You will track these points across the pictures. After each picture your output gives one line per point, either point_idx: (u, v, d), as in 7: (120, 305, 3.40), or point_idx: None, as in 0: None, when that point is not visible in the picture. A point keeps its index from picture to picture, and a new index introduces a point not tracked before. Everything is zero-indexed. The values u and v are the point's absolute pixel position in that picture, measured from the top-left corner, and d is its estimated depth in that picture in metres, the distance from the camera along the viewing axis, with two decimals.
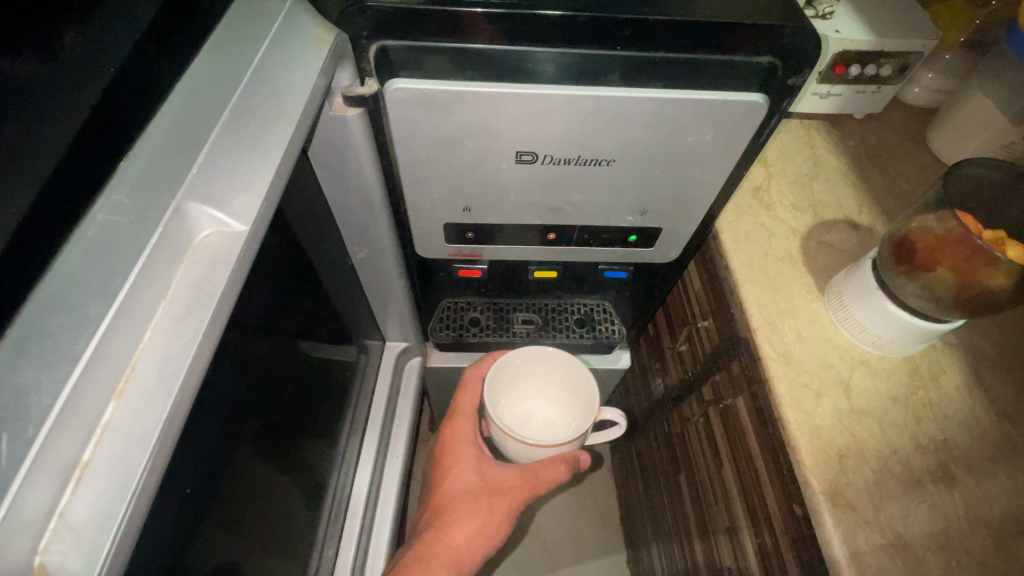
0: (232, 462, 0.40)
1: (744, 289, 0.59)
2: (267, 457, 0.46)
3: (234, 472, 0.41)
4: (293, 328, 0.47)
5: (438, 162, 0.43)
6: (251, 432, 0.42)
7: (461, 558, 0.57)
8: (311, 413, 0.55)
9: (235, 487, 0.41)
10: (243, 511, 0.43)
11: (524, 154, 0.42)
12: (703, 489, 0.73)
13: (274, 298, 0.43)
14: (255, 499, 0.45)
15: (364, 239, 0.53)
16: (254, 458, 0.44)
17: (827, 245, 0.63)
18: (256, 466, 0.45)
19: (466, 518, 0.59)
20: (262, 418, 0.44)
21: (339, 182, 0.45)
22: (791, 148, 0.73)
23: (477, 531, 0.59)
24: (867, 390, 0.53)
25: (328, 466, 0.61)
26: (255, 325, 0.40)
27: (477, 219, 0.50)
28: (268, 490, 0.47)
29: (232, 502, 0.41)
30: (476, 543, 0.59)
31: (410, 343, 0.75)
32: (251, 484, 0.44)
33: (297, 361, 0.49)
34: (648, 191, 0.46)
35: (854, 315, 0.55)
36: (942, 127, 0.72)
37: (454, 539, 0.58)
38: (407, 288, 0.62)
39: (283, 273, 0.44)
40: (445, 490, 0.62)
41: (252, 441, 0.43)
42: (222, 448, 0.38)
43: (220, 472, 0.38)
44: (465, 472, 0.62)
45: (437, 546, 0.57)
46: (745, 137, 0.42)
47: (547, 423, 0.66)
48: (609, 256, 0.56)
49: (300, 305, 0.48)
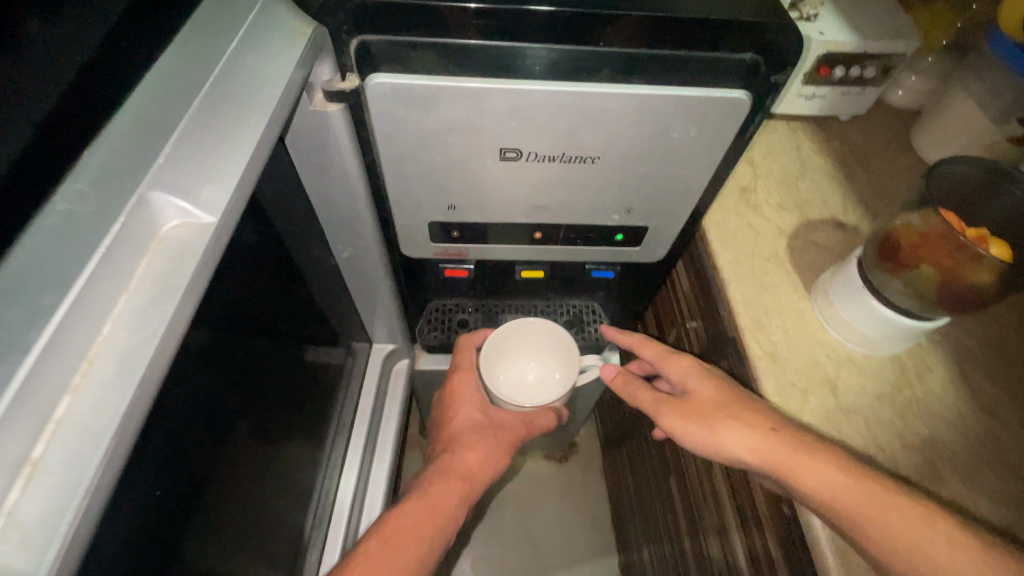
0: (180, 427, 0.35)
1: (731, 288, 0.59)
2: (227, 429, 0.41)
3: (180, 441, 0.35)
4: (259, 285, 0.42)
5: (421, 158, 0.42)
6: (200, 395, 0.36)
7: (471, 485, 0.57)
8: (286, 386, 0.51)
9: (184, 459, 0.35)
10: (193, 488, 0.37)
11: (508, 150, 0.41)
12: (694, 492, 0.75)
13: (235, 253, 0.38)
14: (211, 473, 0.40)
15: (348, 237, 0.52)
16: (210, 426, 0.38)
17: (813, 245, 0.63)
18: (214, 438, 0.39)
19: (475, 438, 0.60)
20: (219, 381, 0.38)
21: (320, 179, 0.45)
22: (778, 149, 0.73)
23: (488, 451, 0.59)
24: (853, 388, 0.53)
25: (311, 471, 0.60)
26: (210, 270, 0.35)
27: (462, 218, 0.49)
28: (229, 468, 0.42)
29: (179, 475, 0.35)
30: (487, 466, 0.59)
31: (398, 345, 0.74)
32: (207, 456, 0.39)
33: (263, 325, 0.44)
34: (634, 187, 0.46)
35: (839, 314, 0.55)
36: (926, 129, 0.73)
37: (466, 461, 0.58)
38: (394, 289, 0.61)
39: (268, 276, 0.44)
40: (454, 429, 0.61)
41: (206, 408, 0.37)
42: (162, 408, 0.32)
43: (163, 435, 0.33)
44: (464, 409, 0.62)
45: (445, 483, 0.56)
46: (731, 133, 0.42)
47: (539, 375, 0.62)
48: (596, 255, 0.55)
49: (286, 308, 0.48)
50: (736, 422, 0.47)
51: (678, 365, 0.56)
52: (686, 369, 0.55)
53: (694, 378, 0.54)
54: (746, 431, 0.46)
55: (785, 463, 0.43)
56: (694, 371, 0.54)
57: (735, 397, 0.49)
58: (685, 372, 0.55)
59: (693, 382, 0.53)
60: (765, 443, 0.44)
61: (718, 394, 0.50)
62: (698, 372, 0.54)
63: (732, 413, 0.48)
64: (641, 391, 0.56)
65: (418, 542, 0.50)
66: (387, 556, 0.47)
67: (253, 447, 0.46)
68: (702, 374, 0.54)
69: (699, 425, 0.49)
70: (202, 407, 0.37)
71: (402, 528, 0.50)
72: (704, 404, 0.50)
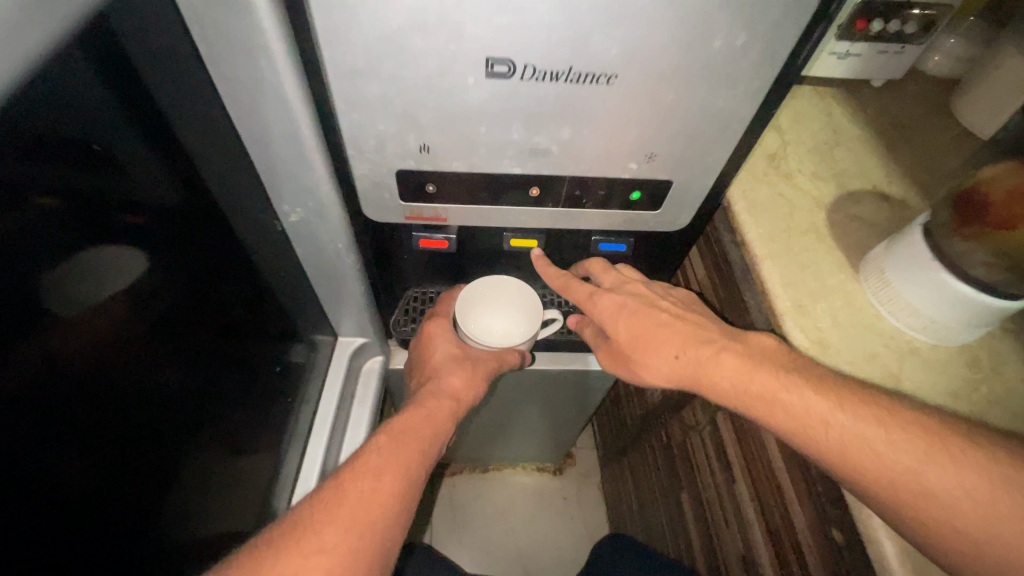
0: (149, 365, 0.35)
1: (765, 268, 0.49)
2: (196, 387, 0.41)
3: (149, 383, 0.35)
4: (230, 261, 0.43)
5: (385, 77, 0.32)
6: (168, 341, 0.37)
7: (460, 405, 0.53)
8: (260, 360, 0.51)
9: (153, 399, 0.35)
10: (159, 436, 0.36)
11: (496, 62, 0.31)
12: (713, 514, 0.66)
13: (201, 220, 0.39)
14: (179, 426, 0.39)
15: (297, 195, 0.41)
16: (176, 379, 0.38)
17: (856, 218, 0.54)
18: (183, 389, 0.39)
19: (459, 363, 0.54)
20: (183, 334, 0.38)
21: (249, 108, 0.34)
22: (807, 115, 0.63)
23: (472, 376, 0.54)
24: (918, 385, 0.44)
25: (243, 488, 0.49)
26: (170, 228, 0.35)
27: (438, 166, 0.39)
28: (196, 434, 0.42)
29: (149, 415, 0.35)
30: (472, 389, 0.54)
31: (369, 339, 0.62)
32: (175, 408, 0.38)
33: (233, 294, 0.45)
34: (660, 125, 0.36)
35: (899, 295, 0.45)
36: (971, 96, 0.65)
37: (453, 385, 0.53)
38: (361, 270, 0.51)
39: (186, 221, 0.37)
40: (436, 364, 0.55)
41: (168, 358, 0.37)
42: (122, 327, 0.32)
43: (133, 365, 0.33)
44: (443, 342, 0.55)
45: (434, 401, 0.52)
46: (789, 48, 0.32)
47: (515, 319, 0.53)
48: (606, 222, 0.46)
49: (215, 269, 0.41)
50: (661, 352, 0.48)
51: (613, 304, 0.50)
52: (624, 304, 0.50)
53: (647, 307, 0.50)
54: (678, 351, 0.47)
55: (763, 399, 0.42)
56: (627, 303, 0.50)
57: (659, 324, 0.49)
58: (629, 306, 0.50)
59: (629, 320, 0.50)
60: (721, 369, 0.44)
61: (647, 325, 0.49)
62: (630, 305, 0.50)
63: (657, 341, 0.48)
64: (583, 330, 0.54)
65: (419, 440, 0.48)
66: (394, 453, 0.46)
67: (217, 415, 0.45)
68: (634, 305, 0.50)
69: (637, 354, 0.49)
70: (168, 355, 0.37)
71: (402, 429, 0.48)
72: (635, 341, 0.49)
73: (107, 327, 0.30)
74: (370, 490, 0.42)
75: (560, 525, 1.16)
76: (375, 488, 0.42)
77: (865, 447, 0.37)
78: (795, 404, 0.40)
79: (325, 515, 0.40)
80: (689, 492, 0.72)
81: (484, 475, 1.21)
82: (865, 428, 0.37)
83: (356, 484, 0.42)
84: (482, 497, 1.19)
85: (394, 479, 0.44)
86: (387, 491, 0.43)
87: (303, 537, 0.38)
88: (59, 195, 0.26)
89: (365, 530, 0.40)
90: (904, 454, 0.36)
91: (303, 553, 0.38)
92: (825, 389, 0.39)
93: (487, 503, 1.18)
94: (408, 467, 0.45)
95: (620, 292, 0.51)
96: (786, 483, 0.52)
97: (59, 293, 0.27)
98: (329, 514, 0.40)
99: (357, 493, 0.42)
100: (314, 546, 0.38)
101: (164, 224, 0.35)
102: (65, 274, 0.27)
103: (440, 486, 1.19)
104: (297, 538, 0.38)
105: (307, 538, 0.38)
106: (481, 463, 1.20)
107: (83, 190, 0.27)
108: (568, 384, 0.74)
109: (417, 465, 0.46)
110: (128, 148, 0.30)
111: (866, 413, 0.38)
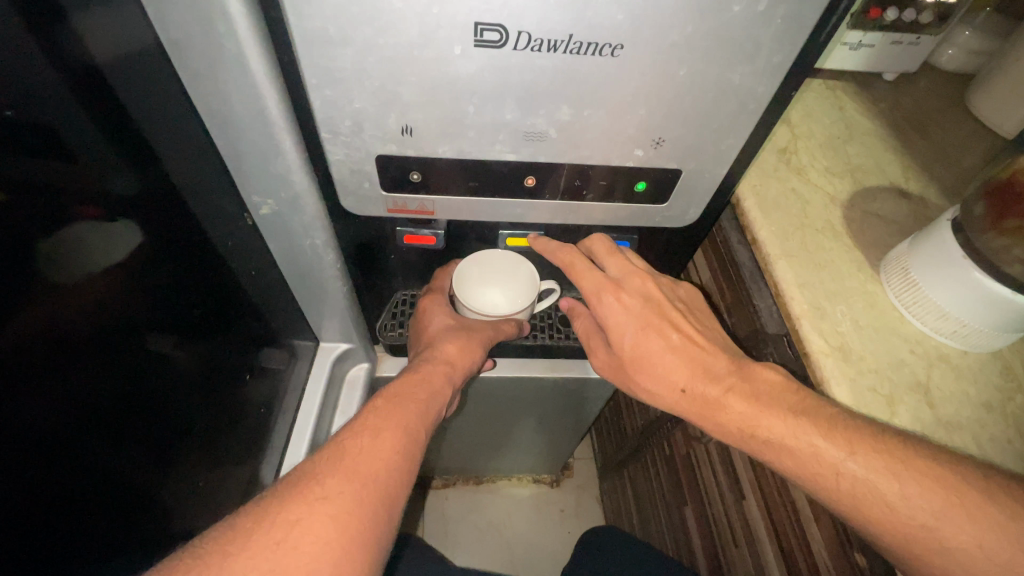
0: (77, 382, 0.29)
1: (779, 268, 0.46)
2: (142, 406, 0.35)
3: (75, 404, 0.29)
4: (191, 261, 0.39)
5: (367, 46, 0.29)
6: (107, 353, 0.31)
7: (455, 370, 0.51)
8: (227, 371, 0.46)
9: (78, 424, 0.30)
10: (86, 468, 0.30)
11: (487, 28, 0.28)
12: (720, 531, 0.62)
13: (152, 212, 0.34)
14: (118, 451, 0.33)
15: (268, 184, 0.37)
16: (115, 398, 0.32)
17: (874, 215, 0.50)
18: (124, 408, 0.33)
19: (453, 332, 0.52)
20: (128, 343, 0.33)
21: (210, 82, 0.30)
22: (817, 108, 0.60)
23: (467, 342, 0.52)
24: (949, 394, 0.41)
25: (217, 491, 0.46)
26: (114, 212, 0.31)
27: (425, 150, 0.36)
28: (145, 461, 0.36)
29: (71, 443, 0.29)
30: (468, 355, 0.52)
31: (354, 345, 0.58)
32: (112, 432, 0.32)
33: (194, 297, 0.40)
34: (669, 106, 0.33)
35: (925, 296, 0.42)
36: (987, 90, 0.62)
37: (447, 352, 0.51)
38: (343, 270, 0.47)
39: (159, 198, 0.35)
40: (431, 334, 0.52)
41: (106, 373, 0.31)
42: (91, 279, 0.30)
43: (58, 374, 0.28)
44: (437, 314, 0.52)
45: (427, 365, 0.50)
46: (812, 20, 0.29)
47: (512, 301, 0.50)
48: (608, 215, 0.42)
49: (193, 253, 0.39)
50: (665, 381, 0.46)
51: (621, 308, 0.47)
52: (633, 316, 0.46)
53: (659, 319, 0.46)
54: (687, 373, 0.45)
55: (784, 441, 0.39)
56: (637, 312, 0.46)
57: (668, 349, 0.46)
58: (634, 316, 0.46)
59: (636, 334, 0.46)
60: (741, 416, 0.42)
61: (653, 349, 0.46)
62: (639, 319, 0.46)
63: (660, 367, 0.46)
64: (581, 324, 0.52)
65: (417, 403, 0.46)
66: (392, 414, 0.44)
67: (196, 402, 0.42)
68: (641, 318, 0.46)
69: (642, 368, 0.47)
70: (104, 370, 0.31)
71: (400, 392, 0.47)
72: (639, 362, 0.47)
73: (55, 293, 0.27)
74: (370, 445, 0.40)
75: (556, 540, 1.11)
76: (376, 442, 0.41)
77: (880, 503, 0.36)
78: (808, 463, 0.38)
79: (328, 466, 0.38)
80: (694, 506, 0.68)
81: (478, 488, 1.17)
82: (877, 479, 0.36)
83: (356, 441, 0.41)
84: (474, 511, 1.14)
85: (394, 436, 0.42)
86: (388, 448, 0.41)
87: (307, 486, 0.37)
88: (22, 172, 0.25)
89: (371, 480, 0.38)
90: (918, 507, 0.35)
91: (310, 500, 0.36)
92: (837, 433, 0.38)
93: (480, 517, 1.13)
94: (407, 425, 0.44)
95: (632, 295, 0.46)
96: (801, 500, 0.49)
97: (55, 262, 0.27)
98: (333, 465, 0.38)
99: (357, 449, 0.40)
100: (319, 493, 0.36)
101: (105, 208, 0.30)
102: (60, 246, 0.27)
103: (430, 499, 1.14)
104: (301, 488, 0.37)
105: (310, 490, 0.36)
106: (474, 475, 1.15)
107: (49, 181, 0.26)
108: (565, 392, 0.70)
109: (416, 425, 0.44)
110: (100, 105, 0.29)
111: (880, 461, 0.36)
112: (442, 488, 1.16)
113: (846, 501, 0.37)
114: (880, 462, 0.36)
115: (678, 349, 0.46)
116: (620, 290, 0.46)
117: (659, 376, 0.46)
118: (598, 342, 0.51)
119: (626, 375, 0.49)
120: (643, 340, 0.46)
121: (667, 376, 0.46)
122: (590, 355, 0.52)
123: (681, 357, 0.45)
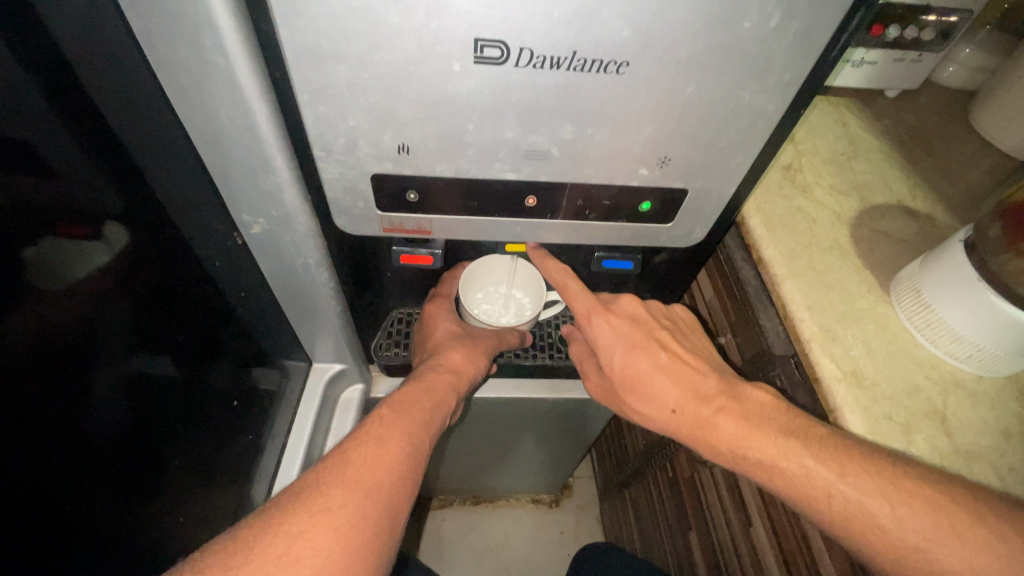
0: (52, 414, 0.27)
1: (787, 289, 0.44)
2: (126, 434, 0.33)
3: (42, 446, 0.26)
4: (176, 278, 0.36)
5: (362, 62, 0.28)
6: (80, 389, 0.29)
7: (461, 379, 0.50)
8: (214, 394, 0.43)
9: (49, 462, 0.27)
10: (59, 514, 0.28)
11: (487, 44, 0.27)
12: (726, 557, 0.60)
13: (143, 229, 0.33)
14: (96, 490, 0.31)
15: (261, 202, 0.36)
16: (92, 434, 0.30)
17: (882, 234, 0.49)
18: (104, 438, 0.31)
19: (459, 339, 0.51)
20: (103, 374, 0.30)
21: (198, 97, 0.29)
22: (821, 126, 0.59)
23: (471, 351, 0.51)
24: (967, 421, 0.39)
25: (206, 519, 0.43)
26: (98, 225, 0.29)
27: (422, 169, 0.34)
28: (127, 496, 0.33)
29: (42, 482, 0.27)
30: (473, 363, 0.51)
31: (348, 365, 0.56)
32: (87, 472, 0.30)
33: (182, 318, 0.38)
34: (676, 125, 0.32)
35: (938, 317, 0.41)
36: (990, 108, 0.61)
37: (453, 359, 0.50)
38: (338, 290, 0.45)
39: (150, 216, 0.33)
40: (436, 341, 0.51)
41: (81, 410, 0.29)
42: (86, 284, 0.29)
43: (54, 383, 0.27)
44: (442, 320, 0.52)
45: (434, 373, 0.48)
46: (823, 37, 0.28)
47: (512, 319, 0.51)
48: (612, 235, 0.41)
49: (189, 271, 0.37)
50: (658, 402, 0.45)
51: (609, 330, 0.46)
52: (621, 336, 0.46)
53: (642, 339, 0.46)
54: (679, 393, 0.44)
55: (797, 470, 0.37)
56: (625, 333, 0.46)
57: (656, 368, 0.46)
58: (620, 339, 0.46)
59: (625, 355, 0.46)
60: (751, 444, 0.40)
61: (643, 370, 0.46)
62: (627, 339, 0.46)
63: (651, 387, 0.46)
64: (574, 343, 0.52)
65: (421, 413, 0.44)
66: (397, 424, 0.42)
67: (190, 418, 0.40)
68: (630, 338, 0.46)
69: (636, 391, 0.47)
70: (77, 407, 0.28)
71: (405, 401, 0.45)
72: (629, 383, 0.47)
73: (48, 299, 0.26)
74: (375, 454, 0.39)
75: (555, 561, 1.09)
76: (382, 452, 0.39)
77: (870, 524, 0.35)
78: (824, 495, 0.36)
79: (331, 477, 0.36)
80: (699, 531, 0.66)
81: (476, 509, 1.14)
82: (868, 499, 0.35)
83: (360, 449, 0.39)
84: (472, 532, 1.11)
85: (400, 445, 0.40)
86: (393, 457, 0.39)
87: (310, 498, 0.35)
88: (14, 174, 0.24)
89: (374, 491, 0.36)
90: (909, 529, 0.34)
91: (312, 512, 0.34)
92: (825, 454, 0.37)
93: (478, 540, 1.10)
94: (413, 434, 0.42)
95: (620, 316, 0.47)
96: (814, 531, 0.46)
97: (47, 270, 0.26)
98: (337, 477, 0.36)
99: (362, 459, 0.38)
100: (322, 505, 0.34)
101: (92, 222, 0.29)
102: (48, 255, 0.26)
103: (427, 520, 1.11)
104: (305, 500, 0.35)
105: (313, 500, 0.35)
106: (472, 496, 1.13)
107: (24, 201, 0.24)
108: (565, 413, 0.68)
109: (421, 435, 0.43)
110: (97, 122, 0.28)
111: (870, 482, 0.35)
112: (440, 508, 1.13)
113: (839, 525, 0.36)
114: (905, 504, 0.34)
115: (665, 368, 0.46)
116: (608, 312, 0.46)
117: (653, 397, 0.46)
118: (590, 363, 0.51)
119: (621, 400, 0.48)
120: (631, 361, 0.46)
121: (656, 397, 0.45)
122: (580, 374, 0.52)
123: (674, 375, 0.45)
